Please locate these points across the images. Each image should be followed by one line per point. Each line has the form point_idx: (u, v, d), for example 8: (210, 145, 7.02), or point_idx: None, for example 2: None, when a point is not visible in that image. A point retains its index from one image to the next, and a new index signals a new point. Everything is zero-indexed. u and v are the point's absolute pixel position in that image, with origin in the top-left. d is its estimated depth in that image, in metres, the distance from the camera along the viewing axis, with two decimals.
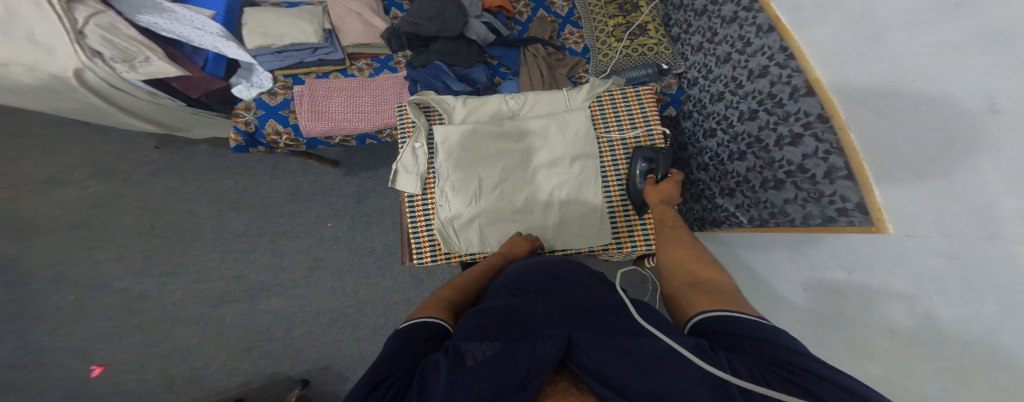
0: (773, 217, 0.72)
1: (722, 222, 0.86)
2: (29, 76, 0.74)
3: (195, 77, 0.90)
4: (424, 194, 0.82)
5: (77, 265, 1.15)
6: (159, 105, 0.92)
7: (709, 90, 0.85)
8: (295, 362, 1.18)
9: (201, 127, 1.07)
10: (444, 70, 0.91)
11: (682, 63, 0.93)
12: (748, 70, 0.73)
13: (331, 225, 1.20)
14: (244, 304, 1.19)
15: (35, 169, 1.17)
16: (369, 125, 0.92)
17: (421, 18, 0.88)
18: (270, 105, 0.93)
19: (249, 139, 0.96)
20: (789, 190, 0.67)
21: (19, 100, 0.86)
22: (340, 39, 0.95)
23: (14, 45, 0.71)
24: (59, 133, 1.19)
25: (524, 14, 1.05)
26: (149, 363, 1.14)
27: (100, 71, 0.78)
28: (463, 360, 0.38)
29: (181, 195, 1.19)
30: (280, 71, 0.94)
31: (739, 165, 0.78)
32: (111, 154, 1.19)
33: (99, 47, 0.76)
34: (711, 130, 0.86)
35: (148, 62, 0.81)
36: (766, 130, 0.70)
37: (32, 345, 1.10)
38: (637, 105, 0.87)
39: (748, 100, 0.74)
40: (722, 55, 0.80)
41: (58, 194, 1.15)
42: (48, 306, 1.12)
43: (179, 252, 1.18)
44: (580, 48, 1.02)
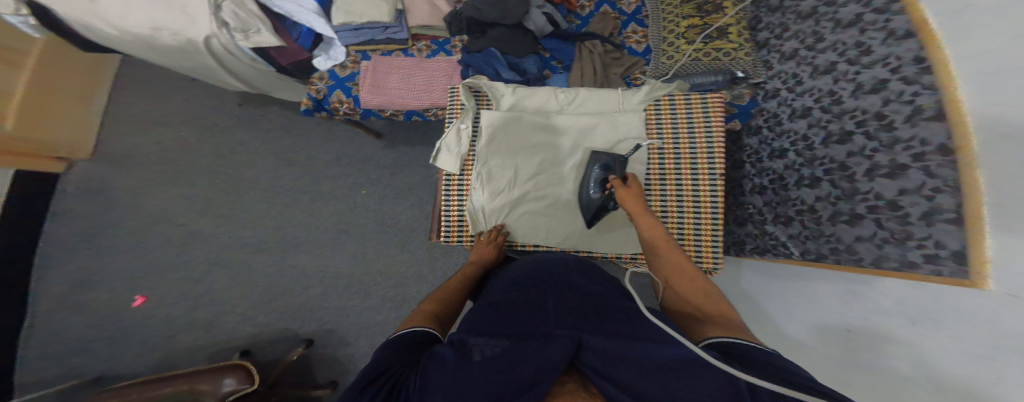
0: (835, 253, 0.70)
1: (767, 250, 0.89)
2: (172, 39, 0.97)
3: (289, 48, 1.08)
4: (461, 174, 0.92)
5: (155, 199, 1.35)
6: (255, 69, 1.11)
7: (791, 104, 0.83)
8: (305, 320, 1.22)
9: (280, 90, 1.25)
10: (498, 56, 1.01)
11: (762, 73, 0.92)
12: (854, 84, 0.67)
13: (364, 193, 1.28)
14: (275, 255, 1.28)
15: (145, 111, 1.40)
16: (417, 103, 1.06)
17: (484, 5, 0.98)
18: (339, 77, 1.09)
19: (317, 105, 1.11)
20: (868, 225, 0.64)
21: (157, 55, 1.09)
22: (408, 19, 1.06)
23: (170, 14, 0.93)
24: (170, 84, 1.43)
25: (587, 8, 1.15)
26: (187, 296, 1.29)
27: (222, 39, 0.96)
28: (472, 355, 0.44)
29: (246, 148, 1.34)
30: (354, 47, 1.09)
31: (807, 192, 0.77)
32: (201, 106, 1.38)
33: (227, 19, 0.95)
34: (781, 150, 0.85)
35: (258, 33, 1.00)
36: (857, 156, 0.66)
37: (111, 260, 1.33)
38: (700, 111, 0.87)
39: (844, 119, 0.69)
40: (825, 64, 0.74)
41: (151, 132, 1.38)
42: (128, 231, 1.34)
43: (233, 199, 1.31)
44: (641, 48, 1.11)
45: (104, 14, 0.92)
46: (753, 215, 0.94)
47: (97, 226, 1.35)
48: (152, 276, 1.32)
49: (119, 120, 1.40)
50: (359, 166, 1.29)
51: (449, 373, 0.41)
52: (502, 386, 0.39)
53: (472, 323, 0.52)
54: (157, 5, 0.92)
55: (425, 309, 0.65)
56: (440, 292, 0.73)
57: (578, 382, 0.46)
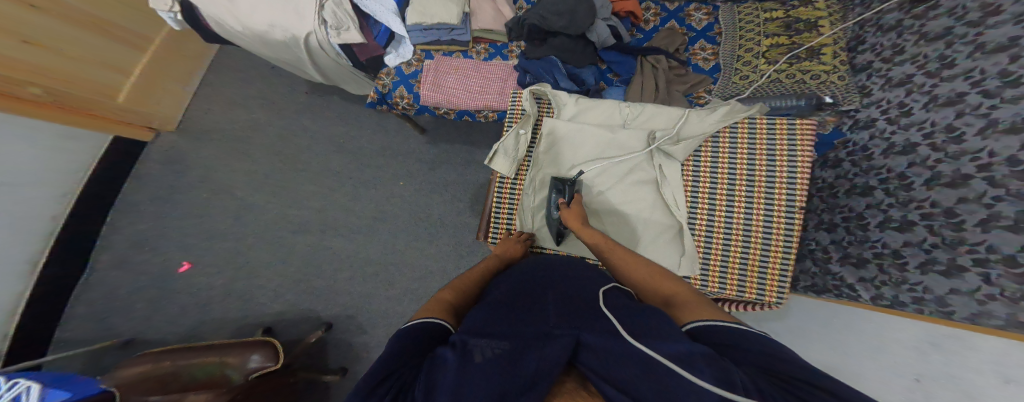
0: (919, 303, 0.63)
1: (828, 290, 0.81)
2: (282, 34, 1.13)
3: (368, 44, 1.16)
4: (515, 179, 1.00)
5: (217, 172, 1.46)
6: (338, 64, 1.24)
7: (886, 137, 0.76)
8: (327, 303, 1.22)
9: (349, 84, 1.36)
10: (558, 65, 1.05)
11: (857, 99, 0.86)
12: (988, 121, 0.58)
13: (402, 185, 1.31)
14: (312, 236, 1.32)
15: (223, 92, 1.54)
16: (471, 103, 1.13)
17: (551, 14, 1.01)
18: (405, 74, 1.18)
19: (381, 98, 1.22)
20: (970, 279, 0.57)
21: (261, 48, 1.24)
22: (473, 21, 1.12)
23: (286, 14, 1.10)
24: (249, 70, 1.57)
25: (653, 22, 1.16)
26: (229, 265, 1.37)
27: (320, 35, 1.10)
28: (473, 356, 0.47)
29: (304, 132, 1.42)
30: (421, 46, 1.17)
31: (894, 236, 0.69)
32: (272, 91, 1.50)
33: (327, 17, 1.09)
34: (866, 186, 0.78)
35: (347, 30, 1.11)
36: (970, 203, 0.58)
37: (168, 224, 1.43)
38: (784, 142, 0.85)
39: (962, 160, 0.60)
40: (947, 95, 0.65)
41: (230, 112, 1.49)
42: (188, 199, 1.46)
43: (284, 179, 1.39)
44: (709, 65, 1.10)
45: (236, 11, 1.12)
46: (815, 251, 0.88)
47: (167, 192, 1.48)
48: (202, 244, 1.40)
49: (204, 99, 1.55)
50: (400, 158, 1.33)
51: (455, 373, 0.44)
52: (505, 383, 0.43)
53: (473, 324, 0.55)
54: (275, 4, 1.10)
55: (443, 298, 0.67)
56: (459, 279, 0.75)
57: (577, 380, 0.51)
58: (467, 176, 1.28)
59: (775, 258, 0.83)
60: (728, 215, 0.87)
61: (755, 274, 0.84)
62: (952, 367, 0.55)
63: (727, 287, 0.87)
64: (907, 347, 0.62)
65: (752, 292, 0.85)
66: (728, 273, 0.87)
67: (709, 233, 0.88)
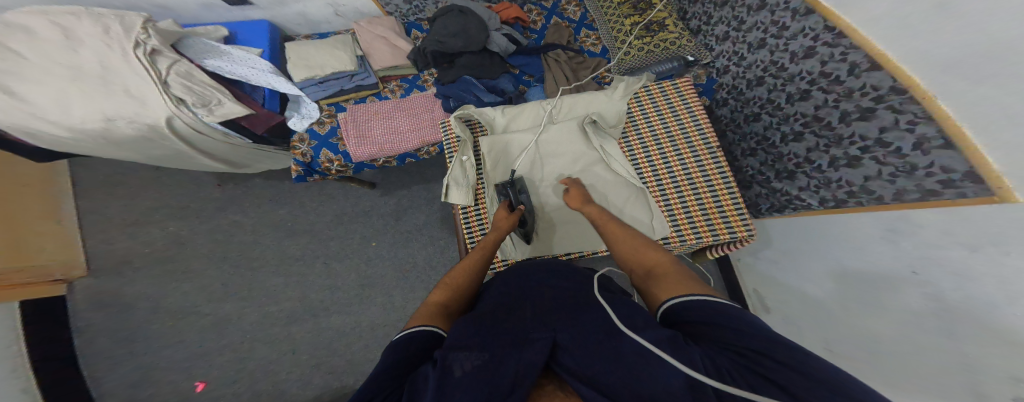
0: (855, 196, 0.69)
1: (787, 207, 0.86)
2: (131, 128, 0.83)
3: (258, 113, 0.90)
4: (475, 204, 0.85)
5: (171, 296, 1.33)
6: (230, 144, 0.95)
7: (744, 76, 0.89)
8: (358, 375, 1.25)
9: (261, 161, 1.12)
10: (476, 83, 0.91)
11: (708, 53, 0.99)
12: (789, 54, 0.75)
13: (375, 244, 1.25)
14: (309, 323, 1.29)
15: (124, 212, 1.35)
16: (410, 145, 0.95)
17: (445, 35, 0.90)
18: (321, 134, 0.96)
19: (306, 169, 0.99)
20: (869, 165, 0.65)
21: (123, 153, 0.95)
22: (372, 64, 0.96)
23: (118, 100, 0.80)
24: (142, 178, 1.39)
25: (540, 21, 1.07)
26: (240, 378, 1.28)
27: (186, 117, 0.83)
28: (451, 372, 0.39)
29: (244, 225, 1.29)
30: (325, 101, 0.96)
31: (797, 146, 0.79)
32: (183, 193, 1.34)
33: (182, 94, 0.81)
34: (754, 114, 0.88)
35: (221, 104, 0.85)
36: (823, 108, 0.71)
37: (149, 365, 1.29)
38: (678, 99, 0.88)
39: (795, 82, 0.75)
40: (756, 40, 0.83)
41: (144, 232, 1.33)
42: (154, 332, 1.33)
43: (249, 278, 1.29)
44: (598, 50, 1.05)
45: (49, 118, 0.78)
46: (756, 177, 0.94)
47: (126, 334, 1.32)
48: (203, 361, 1.30)
49: (104, 228, 1.35)
50: (360, 219, 1.25)
51: (432, 393, 0.37)
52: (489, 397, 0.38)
53: (458, 332, 0.46)
54: (98, 94, 0.79)
55: (434, 300, 0.58)
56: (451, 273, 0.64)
57: (554, 381, 0.45)
58: (436, 214, 1.24)
59: (726, 201, 0.79)
60: (668, 168, 0.83)
61: (718, 217, 0.79)
62: (919, 247, 0.58)
63: (702, 234, 0.78)
64: (877, 245, 0.66)
65: (723, 233, 0.77)
66: (697, 222, 0.79)
67: (663, 195, 0.82)
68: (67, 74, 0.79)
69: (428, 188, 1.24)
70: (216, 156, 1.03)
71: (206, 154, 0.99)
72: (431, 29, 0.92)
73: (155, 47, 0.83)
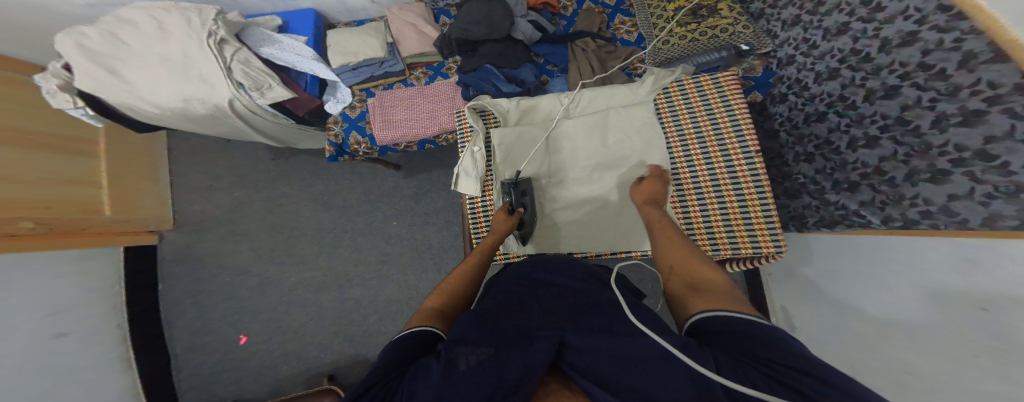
0: (930, 217, 0.55)
1: (837, 222, 0.72)
2: (203, 107, 0.99)
3: (300, 96, 1.02)
4: (483, 196, 0.85)
5: (229, 254, 1.53)
6: (278, 123, 1.10)
7: (813, 68, 0.73)
8: (371, 346, 1.35)
9: (302, 139, 1.27)
10: (494, 72, 0.92)
11: (768, 41, 0.81)
12: (880, 40, 0.58)
13: (396, 224, 1.33)
14: (334, 292, 1.40)
15: (200, 178, 1.58)
16: (427, 131, 1.02)
17: (470, 23, 0.89)
18: (351, 117, 1.07)
19: (338, 149, 1.12)
20: (959, 181, 0.50)
21: (195, 127, 1.13)
22: (401, 51, 1.03)
23: (194, 85, 0.95)
24: (215, 148, 1.59)
25: (571, 6, 1.00)
26: (276, 336, 1.48)
27: (244, 100, 0.97)
28: (455, 364, 0.42)
29: (290, 197, 1.45)
30: (357, 86, 1.06)
31: (868, 154, 0.64)
32: (245, 165, 1.53)
33: (240, 78, 0.94)
34: (819, 113, 0.74)
35: (271, 88, 0.96)
36: (914, 108, 0.55)
37: (208, 316, 1.54)
38: (717, 97, 0.77)
39: (883, 75, 0.59)
40: (835, 25, 0.66)
41: (213, 197, 1.55)
42: (214, 285, 1.55)
43: (289, 245, 1.45)
44: (633, 37, 0.97)
45: (144, 97, 0.96)
46: (808, 186, 0.79)
47: (195, 283, 1.57)
48: (247, 318, 1.51)
49: (186, 191, 1.60)
50: (385, 198, 1.34)
51: (435, 387, 0.39)
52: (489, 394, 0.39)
53: (462, 328, 0.50)
54: (178, 78, 0.95)
55: (428, 305, 0.61)
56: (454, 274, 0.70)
57: (561, 381, 0.46)
58: (454, 199, 1.28)
59: (756, 213, 0.70)
60: (692, 173, 0.76)
61: (743, 226, 0.71)
62: (998, 279, 0.48)
63: (719, 246, 0.73)
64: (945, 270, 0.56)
65: (746, 247, 0.70)
66: (716, 233, 0.73)
67: (681, 201, 0.76)
68: (156, 60, 0.95)
69: (449, 173, 1.28)
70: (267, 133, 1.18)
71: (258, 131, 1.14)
72: (457, 16, 0.93)
73: (223, 37, 0.96)
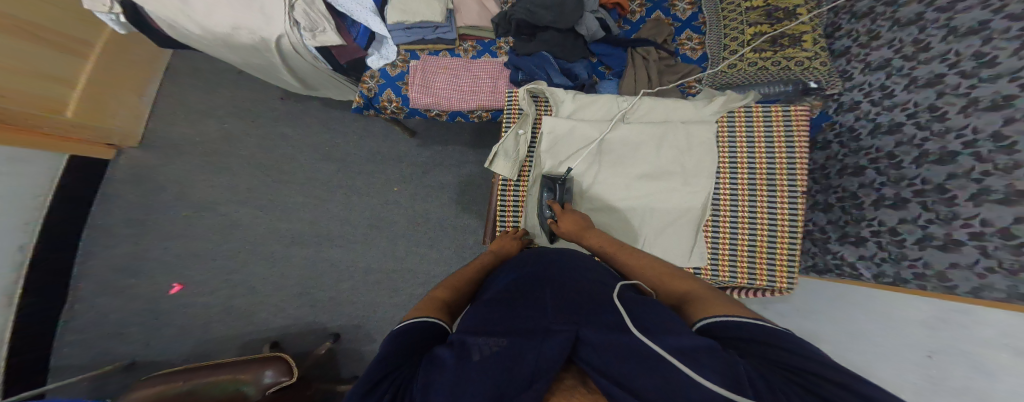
0: (921, 278, 0.64)
1: (830, 270, 0.83)
2: (249, 38, 1.00)
3: (348, 46, 1.06)
4: (517, 179, 0.92)
5: (196, 187, 1.39)
6: (314, 67, 1.12)
7: (879, 117, 0.77)
8: (334, 315, 1.23)
9: (328, 89, 1.27)
10: (551, 60, 1.00)
11: (840, 83, 0.88)
12: (967, 99, 0.61)
13: (397, 190, 1.29)
14: (310, 249, 1.30)
15: (192, 103, 1.47)
16: (463, 104, 1.07)
17: (538, 8, 0.96)
18: (390, 75, 1.10)
19: (367, 102, 1.14)
20: (969, 252, 0.58)
21: (225, 53, 1.10)
22: (457, 19, 1.07)
23: (252, 15, 0.96)
24: (219, 76, 1.49)
25: (638, 13, 1.14)
26: (220, 291, 1.31)
27: (293, 37, 0.99)
28: (469, 355, 0.44)
29: (290, 142, 1.38)
30: (404, 46, 1.09)
31: (890, 213, 0.71)
32: (250, 99, 1.44)
33: (299, 17, 0.97)
34: (858, 166, 0.80)
35: (324, 32, 1.01)
36: (959, 179, 0.61)
37: (146, 253, 1.36)
38: (783, 130, 0.83)
39: (948, 138, 0.63)
40: (928, 76, 0.69)
41: (202, 123, 1.44)
42: (167, 218, 1.38)
43: (273, 190, 1.34)
44: (696, 55, 1.08)
45: (194, 16, 0.97)
46: (815, 233, 0.89)
47: (142, 212, 1.39)
48: (190, 265, 1.35)
49: (170, 112, 1.47)
50: (392, 162, 1.31)
51: (451, 377, 0.41)
52: (508, 378, 0.41)
53: (472, 320, 0.52)
54: (238, 5, 0.95)
55: (437, 296, 0.63)
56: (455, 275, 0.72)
57: (576, 378, 0.46)
58: (464, 176, 1.28)
59: (783, 245, 0.81)
60: (733, 198, 0.84)
61: (765, 258, 0.81)
62: (961, 341, 0.54)
63: (738, 275, 0.83)
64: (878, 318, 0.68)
65: (762, 280, 0.81)
66: (738, 260, 0.83)
67: (714, 226, 0.85)
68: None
69: (466, 151, 1.29)
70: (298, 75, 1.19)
71: (293, 73, 1.16)
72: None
73: None
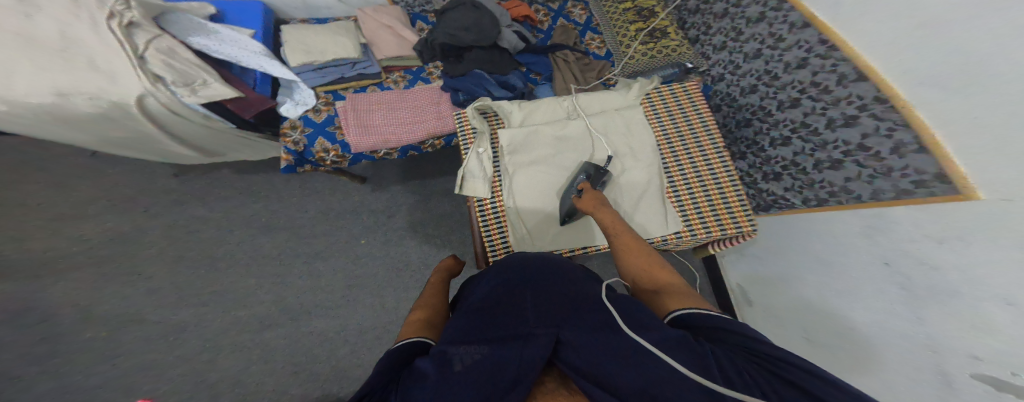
0: (836, 196, 0.72)
1: (771, 206, 0.89)
2: (90, 106, 0.70)
3: (248, 97, 0.83)
4: (492, 198, 0.76)
5: (107, 301, 1.12)
6: (211, 129, 0.85)
7: (737, 84, 0.89)
8: (341, 384, 1.10)
9: (241, 151, 1.00)
10: (486, 77, 0.88)
11: (705, 62, 0.98)
12: (784, 64, 0.76)
13: (364, 242, 1.19)
14: (286, 328, 1.15)
15: (48, 206, 1.16)
16: (418, 137, 0.89)
17: (458, 29, 0.85)
18: (317, 122, 0.88)
19: (298, 158, 0.90)
20: (851, 168, 0.68)
21: (77, 136, 0.80)
22: (375, 52, 0.93)
23: (80, 74, 0.69)
24: (76, 167, 1.20)
25: (546, 22, 1.04)
26: (199, 394, 1.06)
27: (161, 96, 0.73)
28: (451, 365, 0.40)
29: (209, 222, 1.18)
30: (322, 88, 0.90)
31: (784, 150, 0.81)
32: (132, 184, 1.20)
33: (161, 71, 0.73)
34: (745, 120, 0.89)
35: (206, 84, 0.77)
36: (812, 115, 0.73)
37: (74, 384, 1.03)
38: (688, 102, 0.84)
39: (787, 90, 0.76)
40: (751, 51, 0.84)
41: (74, 228, 1.14)
42: (81, 342, 1.08)
43: (213, 280, 1.15)
44: (602, 54, 1.02)
45: None
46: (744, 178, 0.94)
47: (45, 346, 1.06)
48: (150, 375, 1.07)
49: (24, 223, 1.14)
50: (349, 216, 1.20)
51: (431, 389, 0.37)
52: (489, 394, 0.37)
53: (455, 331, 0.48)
54: (57, 66, 0.68)
55: (418, 319, 0.58)
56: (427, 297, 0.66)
57: (558, 380, 0.44)
58: (433, 210, 1.22)
59: (732, 196, 0.76)
60: (678, 165, 0.79)
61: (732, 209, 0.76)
62: (891, 248, 0.62)
63: (710, 228, 0.75)
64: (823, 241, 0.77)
65: (731, 227, 0.74)
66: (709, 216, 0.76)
67: (675, 193, 0.77)
68: (20, 48, 0.67)
69: (424, 185, 1.22)
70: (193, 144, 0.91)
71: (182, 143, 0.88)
72: (440, 22, 0.88)
73: (134, 20, 0.75)
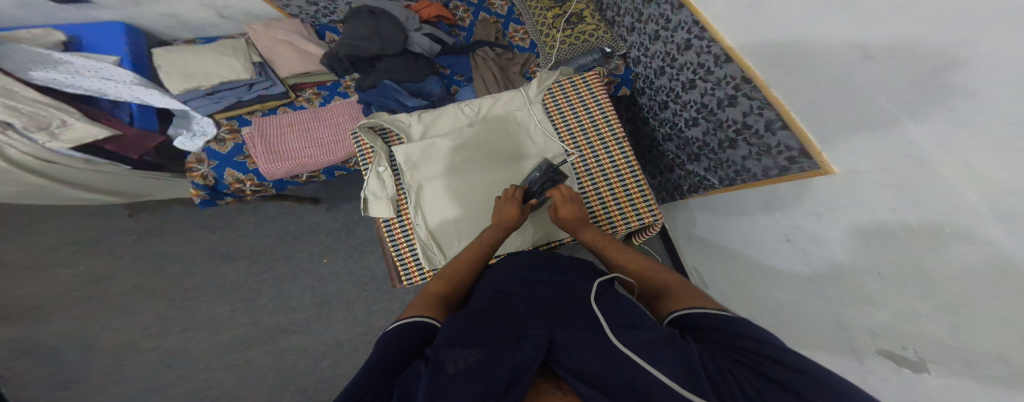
0: (740, 176, 0.76)
1: (699, 188, 0.91)
2: None
3: (127, 135, 0.90)
4: (400, 217, 0.75)
5: (99, 334, 1.16)
6: (101, 172, 0.91)
7: (651, 66, 0.88)
8: (332, 391, 1.12)
9: (164, 191, 1.06)
10: (395, 87, 0.90)
11: (622, 45, 0.95)
12: (676, 43, 0.77)
13: (328, 261, 1.23)
14: (266, 346, 1.17)
15: (20, 256, 1.21)
16: (331, 157, 0.93)
17: (357, 39, 0.88)
18: (222, 153, 0.94)
19: (212, 192, 0.98)
20: (743, 147, 0.71)
21: None
22: (275, 68, 0.99)
23: None
24: (37, 222, 1.25)
25: (467, 18, 1.04)
26: None
27: (18, 144, 0.79)
28: (443, 367, 0.33)
29: (175, 257, 1.24)
30: (221, 115, 0.95)
31: (695, 131, 0.83)
32: (93, 228, 1.25)
33: (6, 118, 0.76)
34: (663, 102, 0.90)
35: (65, 125, 0.81)
36: (706, 96, 0.74)
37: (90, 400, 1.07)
38: (588, 94, 0.82)
39: (685, 71, 0.77)
40: (648, 31, 0.84)
41: (52, 274, 1.20)
42: (86, 371, 1.11)
43: (191, 310, 1.19)
44: (527, 44, 1.00)
45: None
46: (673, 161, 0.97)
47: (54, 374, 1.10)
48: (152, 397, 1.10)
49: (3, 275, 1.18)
50: (307, 237, 1.26)
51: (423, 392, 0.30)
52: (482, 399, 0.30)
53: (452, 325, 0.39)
54: None
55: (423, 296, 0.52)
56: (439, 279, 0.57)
57: (552, 381, 0.37)
58: None
59: (635, 192, 0.75)
60: (585, 166, 0.76)
61: (642, 200, 0.74)
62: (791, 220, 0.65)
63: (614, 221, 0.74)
64: (749, 220, 0.77)
65: (648, 217, 0.73)
66: (625, 212, 0.74)
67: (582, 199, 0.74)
68: None
69: None
70: (105, 191, 0.98)
71: (79, 187, 0.92)
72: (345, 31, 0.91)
73: None
